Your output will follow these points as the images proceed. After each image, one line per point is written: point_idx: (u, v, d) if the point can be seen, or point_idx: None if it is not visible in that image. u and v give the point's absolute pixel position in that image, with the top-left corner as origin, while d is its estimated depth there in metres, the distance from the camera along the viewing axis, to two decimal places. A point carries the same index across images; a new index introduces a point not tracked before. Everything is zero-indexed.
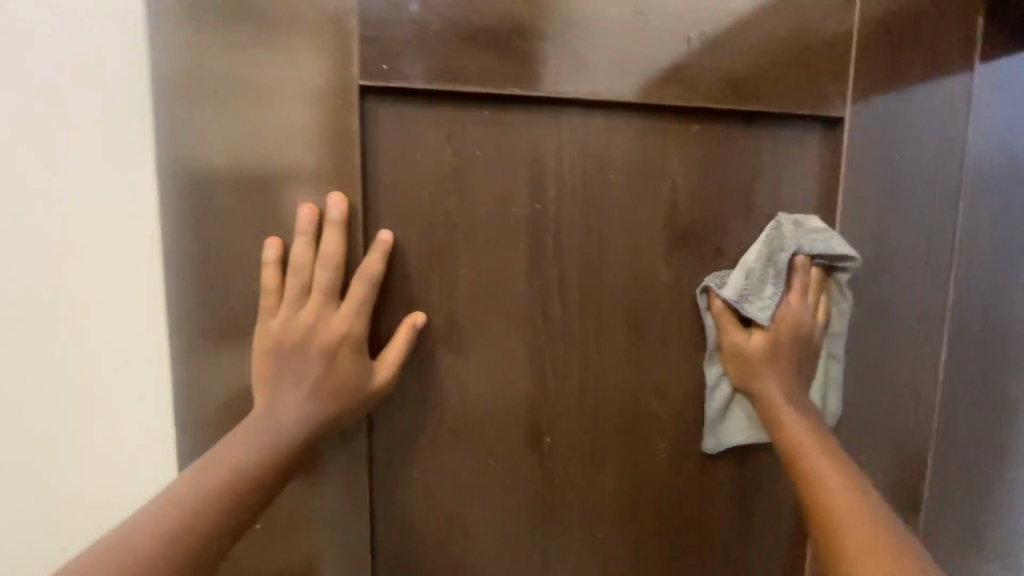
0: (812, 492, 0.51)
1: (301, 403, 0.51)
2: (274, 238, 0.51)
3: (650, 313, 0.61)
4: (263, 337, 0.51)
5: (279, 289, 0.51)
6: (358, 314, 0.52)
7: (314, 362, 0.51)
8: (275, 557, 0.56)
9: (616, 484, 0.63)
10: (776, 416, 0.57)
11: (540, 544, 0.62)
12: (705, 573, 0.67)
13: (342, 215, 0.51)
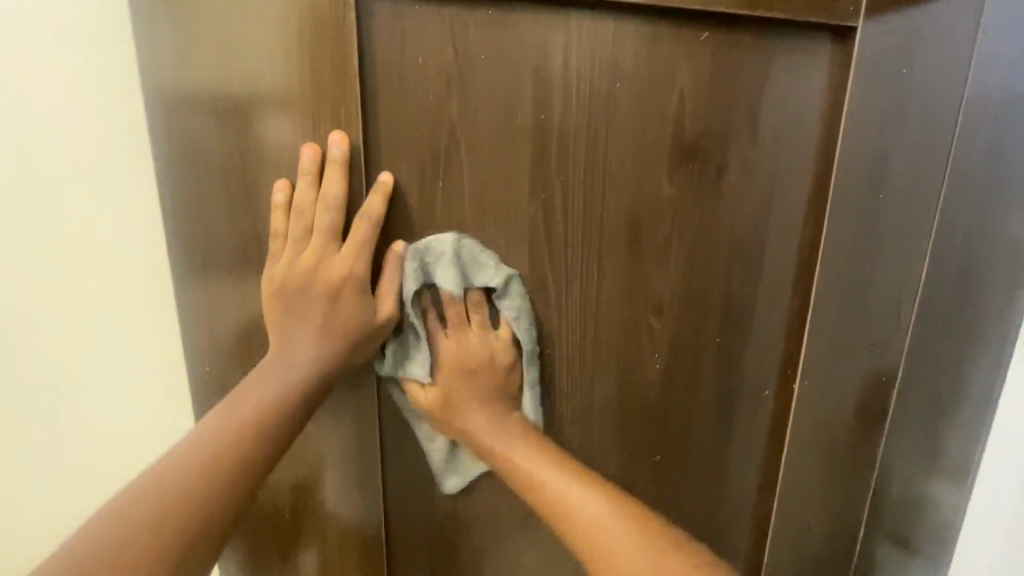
0: (563, 520, 0.54)
1: (311, 344, 0.55)
2: (283, 180, 0.55)
3: (648, 232, 0.61)
4: (271, 279, 0.56)
5: (286, 230, 0.55)
6: (357, 254, 0.55)
7: (316, 300, 0.55)
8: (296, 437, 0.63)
9: (608, 392, 0.67)
10: (494, 454, 0.59)
11: None
12: (687, 473, 0.72)
13: (343, 153, 0.52)
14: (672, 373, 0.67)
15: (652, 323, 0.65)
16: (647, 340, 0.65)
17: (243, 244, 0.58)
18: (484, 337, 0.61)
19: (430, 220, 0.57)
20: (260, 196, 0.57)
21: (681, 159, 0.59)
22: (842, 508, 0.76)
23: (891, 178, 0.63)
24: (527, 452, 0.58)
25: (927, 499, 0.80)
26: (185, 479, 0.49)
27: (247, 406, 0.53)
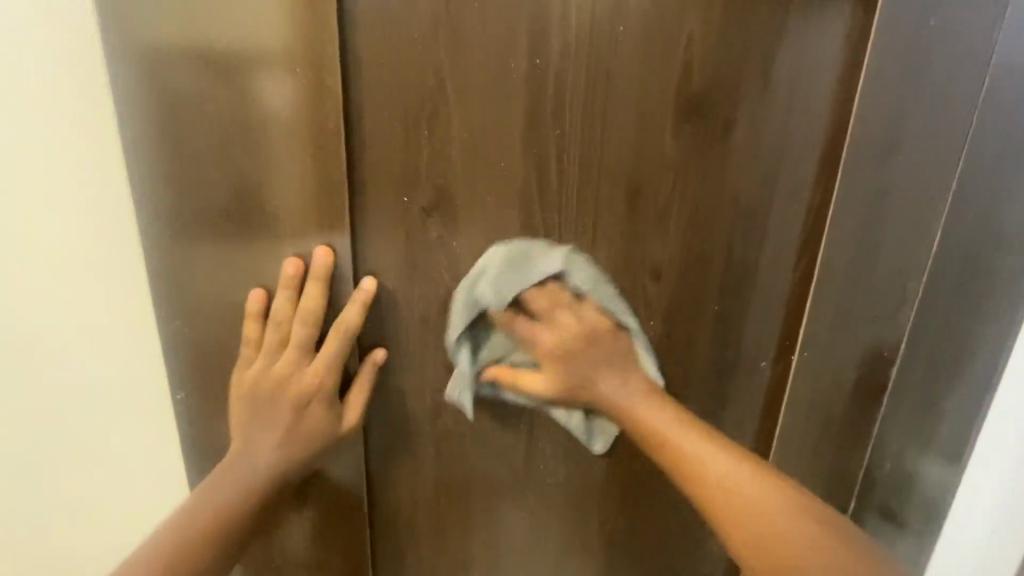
0: (709, 497, 0.51)
1: (277, 449, 0.54)
2: (258, 289, 0.54)
3: (648, 195, 0.58)
4: (244, 378, 0.55)
5: (259, 339, 0.55)
6: (330, 364, 0.54)
7: (287, 410, 0.54)
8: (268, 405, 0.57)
9: None
10: (617, 408, 0.56)
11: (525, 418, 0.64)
12: None
13: (326, 270, 0.52)
14: (668, 344, 0.66)
15: (650, 290, 0.62)
16: (644, 308, 0.63)
17: (208, 213, 0.53)
18: None
19: (414, 174, 0.53)
20: (226, 162, 0.52)
21: (686, 118, 0.56)
22: (833, 484, 0.75)
23: (907, 142, 0.59)
24: (670, 423, 0.54)
25: (918, 478, 0.77)
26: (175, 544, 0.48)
27: (224, 486, 0.53)
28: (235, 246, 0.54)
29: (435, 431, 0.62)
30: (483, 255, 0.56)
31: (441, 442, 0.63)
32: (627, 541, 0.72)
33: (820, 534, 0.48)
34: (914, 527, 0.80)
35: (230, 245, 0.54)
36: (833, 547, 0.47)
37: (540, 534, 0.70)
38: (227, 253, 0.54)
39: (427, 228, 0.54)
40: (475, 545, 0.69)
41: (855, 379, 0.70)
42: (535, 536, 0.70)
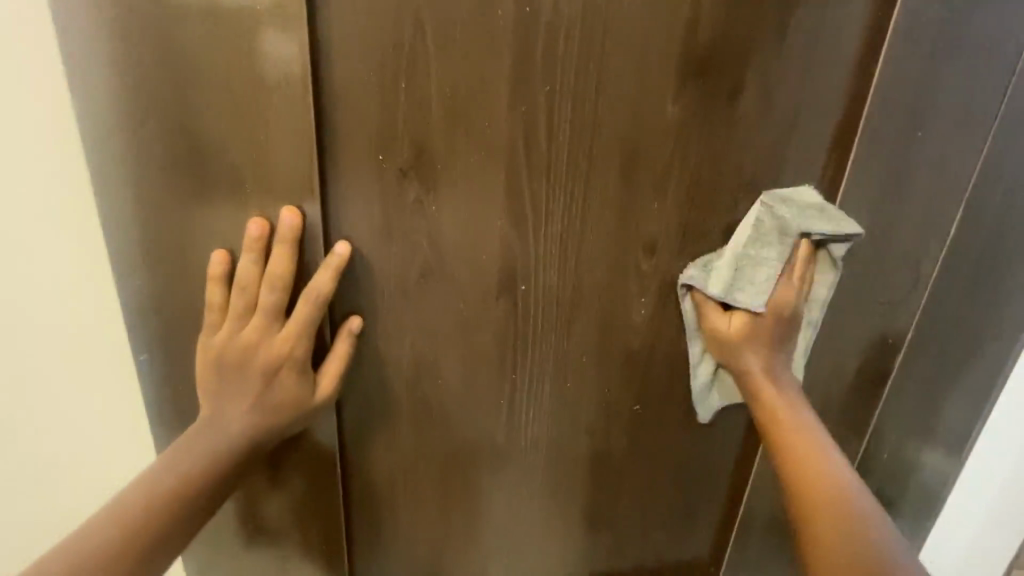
0: (792, 474, 0.53)
1: (248, 417, 0.51)
2: (220, 251, 0.49)
3: (645, 162, 0.54)
4: (206, 347, 0.51)
5: (224, 305, 0.50)
6: (303, 333, 0.51)
7: (253, 380, 0.51)
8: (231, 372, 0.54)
9: (588, 339, 0.61)
10: (746, 383, 0.59)
11: (508, 391, 0.62)
12: (667, 426, 0.69)
13: (296, 231, 0.48)
14: (660, 322, 0.62)
15: (643, 265, 0.59)
16: (635, 284, 0.60)
17: (163, 170, 0.47)
18: (457, 270, 0.55)
19: (392, 130, 0.49)
20: (186, 117, 0.46)
21: (690, 80, 0.51)
22: None
23: (934, 113, 0.54)
24: (788, 408, 0.57)
25: (907, 472, 0.75)
26: (143, 510, 0.46)
27: (199, 451, 0.50)
28: (193, 207, 0.49)
29: (413, 403, 0.60)
30: (465, 220, 0.53)
31: (420, 414, 0.61)
32: (606, 511, 0.73)
33: (882, 525, 0.48)
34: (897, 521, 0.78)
35: (185, 207, 0.49)
36: (886, 537, 0.47)
37: (520, 508, 0.69)
38: (184, 212, 0.49)
39: (405, 190, 0.51)
40: (454, 518, 0.68)
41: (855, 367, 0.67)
42: (515, 510, 0.69)
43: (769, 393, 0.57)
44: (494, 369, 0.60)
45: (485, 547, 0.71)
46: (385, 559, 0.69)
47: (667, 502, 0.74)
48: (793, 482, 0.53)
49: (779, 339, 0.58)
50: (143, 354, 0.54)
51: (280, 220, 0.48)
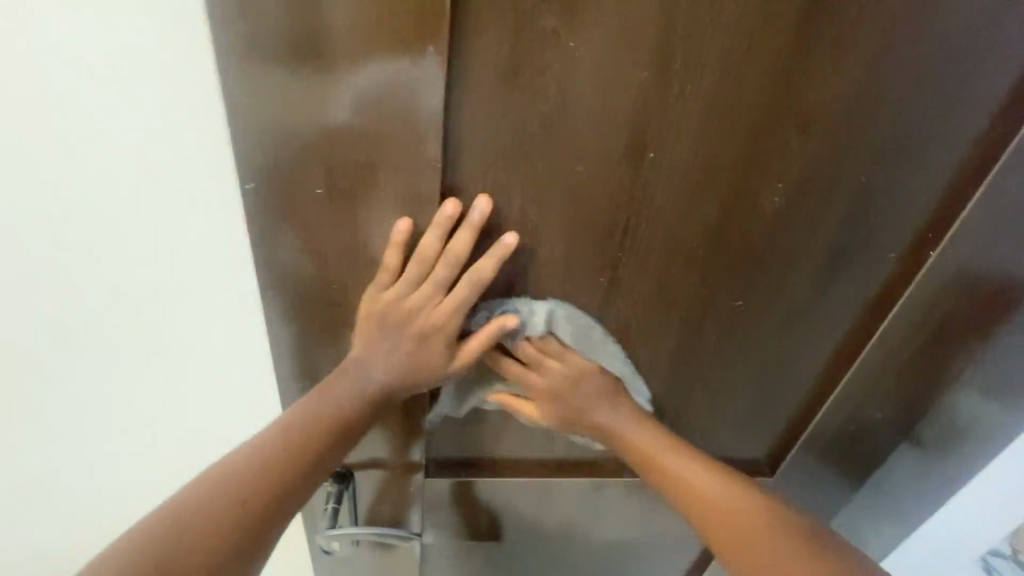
0: (679, 490, 0.62)
1: (393, 359, 0.57)
2: (405, 219, 0.50)
3: (826, 17, 0.47)
4: (371, 299, 0.55)
5: (397, 267, 0.53)
6: (462, 308, 0.55)
7: (410, 333, 0.56)
8: (340, 223, 0.51)
9: (705, 221, 0.57)
10: (609, 429, 0.65)
11: (610, 267, 0.58)
12: (764, 322, 0.67)
13: (482, 222, 0.51)
14: (789, 210, 0.57)
15: (791, 143, 0.53)
16: (780, 166, 0.54)
17: None
18: (582, 124, 0.49)
19: None
20: None
21: None
22: (918, 390, 0.71)
23: None
24: (625, 424, 0.64)
25: (993, 394, 0.73)
26: (198, 518, 0.50)
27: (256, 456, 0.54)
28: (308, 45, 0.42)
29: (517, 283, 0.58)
30: (603, 63, 0.46)
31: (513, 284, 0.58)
32: (677, 401, 0.73)
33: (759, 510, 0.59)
34: (959, 441, 0.78)
35: (290, 28, 0.42)
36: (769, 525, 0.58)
37: None
38: (313, 55, 0.43)
39: (540, 22, 0.44)
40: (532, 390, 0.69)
41: (979, 281, 0.63)
42: None
43: (636, 434, 0.64)
44: (600, 241, 0.56)
45: (553, 420, 0.73)
46: (458, 417, 0.72)
47: (738, 398, 0.74)
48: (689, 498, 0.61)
49: (857, 259, 0.63)
50: (248, 184, 0.48)
51: (473, 206, 0.51)
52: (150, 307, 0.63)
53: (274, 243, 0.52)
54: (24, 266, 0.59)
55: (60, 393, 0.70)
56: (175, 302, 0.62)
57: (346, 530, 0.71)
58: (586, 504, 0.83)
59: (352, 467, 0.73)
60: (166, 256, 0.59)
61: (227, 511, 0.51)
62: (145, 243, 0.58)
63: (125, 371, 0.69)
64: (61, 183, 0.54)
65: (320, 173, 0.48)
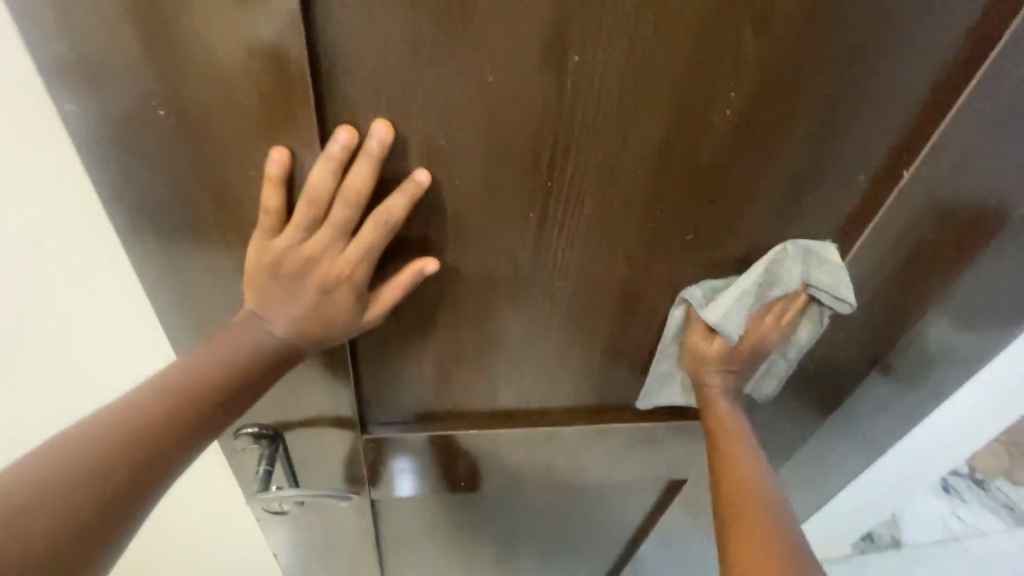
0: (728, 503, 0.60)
1: (292, 316, 0.48)
2: (281, 147, 0.41)
3: None
4: (259, 252, 0.45)
5: (281, 209, 0.43)
6: (369, 255, 0.46)
7: (307, 288, 0.47)
8: (198, 154, 0.41)
9: (648, 142, 0.49)
10: (711, 405, 0.69)
11: (540, 199, 0.51)
12: (721, 259, 0.60)
13: (383, 149, 0.43)
14: (744, 126, 0.50)
15: (745, 42, 0.44)
16: (735, 69, 0.46)
17: None
18: (492, 19, 0.40)
19: None
20: None
21: None
22: (883, 326, 0.67)
23: None
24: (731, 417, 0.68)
25: (964, 323, 0.68)
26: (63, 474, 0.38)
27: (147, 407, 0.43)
28: None
29: (435, 223, 0.50)
30: None
31: (430, 225, 0.50)
32: (629, 344, 0.68)
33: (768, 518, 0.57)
34: (924, 370, 0.75)
35: None
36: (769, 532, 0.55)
37: (538, 336, 0.64)
38: None
39: None
40: (469, 342, 0.63)
41: (952, 206, 0.57)
42: (530, 335, 0.64)
43: (721, 408, 0.69)
44: (525, 167, 0.48)
45: (495, 369, 0.68)
46: (390, 372, 0.65)
47: None
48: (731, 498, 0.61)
49: (825, 183, 0.56)
50: (68, 104, 0.38)
51: (369, 131, 0.42)
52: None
53: (121, 181, 0.42)
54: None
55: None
56: (24, 278, 0.53)
57: (276, 495, 0.66)
58: (541, 452, 0.79)
59: (281, 428, 0.67)
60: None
61: (101, 473, 0.39)
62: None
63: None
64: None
65: (157, 87, 0.38)
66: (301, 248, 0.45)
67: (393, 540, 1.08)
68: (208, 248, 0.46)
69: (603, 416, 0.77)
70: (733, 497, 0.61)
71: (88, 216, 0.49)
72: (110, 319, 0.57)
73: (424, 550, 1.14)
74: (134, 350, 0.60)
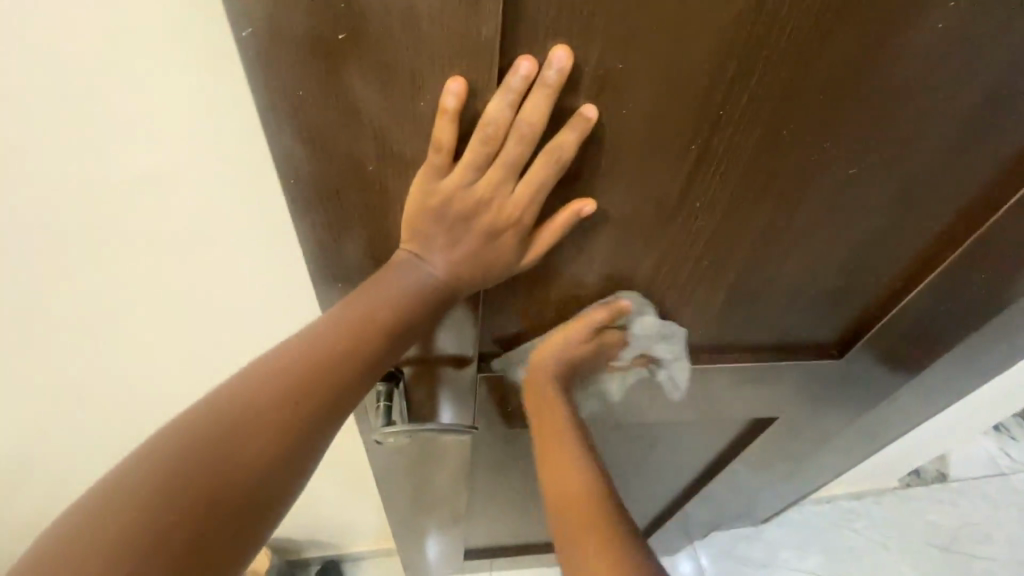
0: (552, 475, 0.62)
1: (452, 261, 0.49)
2: (456, 79, 0.38)
3: None
4: (427, 196, 0.44)
5: (451, 147, 0.41)
6: (535, 198, 0.45)
7: (474, 231, 0.48)
8: (372, 89, 0.39)
9: (830, 64, 0.45)
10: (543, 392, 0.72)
11: (704, 133, 0.47)
12: (872, 190, 0.57)
13: (560, 80, 0.39)
14: (944, 41, 0.46)
15: None
16: None
17: None
18: None
19: None
20: None
21: None
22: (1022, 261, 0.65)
23: None
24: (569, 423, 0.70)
25: None
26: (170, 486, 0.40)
27: (250, 408, 0.44)
28: None
29: (593, 160, 0.47)
30: None
31: (589, 160, 0.47)
32: (750, 286, 0.67)
33: (597, 509, 0.55)
34: None
35: None
36: (592, 519, 0.54)
37: (665, 276, 0.62)
38: None
39: None
40: (596, 283, 0.62)
41: None
42: (657, 278, 0.63)
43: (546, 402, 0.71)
44: (698, 96, 0.45)
45: (615, 311, 0.67)
46: (512, 313, 0.65)
47: (821, 279, 0.68)
48: (551, 480, 0.62)
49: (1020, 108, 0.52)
50: (245, 32, 0.35)
51: (546, 61, 0.39)
52: (164, 228, 0.60)
53: (287, 118, 0.40)
54: (9, 178, 0.53)
55: (87, 316, 0.69)
56: (209, 247, 0.62)
57: (399, 428, 0.68)
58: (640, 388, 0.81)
59: (401, 365, 0.69)
60: (175, 171, 0.54)
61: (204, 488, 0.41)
62: (149, 160, 0.53)
63: (150, 292, 0.67)
64: (41, 84, 0.47)
65: (339, 8, 0.35)
66: (470, 190, 0.45)
67: (475, 464, 1.14)
68: (369, 190, 0.45)
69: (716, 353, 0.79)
70: (580, 515, 0.55)
71: (269, 206, 0.59)
72: (273, 290, 0.69)
73: (501, 474, 1.21)
74: (290, 311, 0.72)
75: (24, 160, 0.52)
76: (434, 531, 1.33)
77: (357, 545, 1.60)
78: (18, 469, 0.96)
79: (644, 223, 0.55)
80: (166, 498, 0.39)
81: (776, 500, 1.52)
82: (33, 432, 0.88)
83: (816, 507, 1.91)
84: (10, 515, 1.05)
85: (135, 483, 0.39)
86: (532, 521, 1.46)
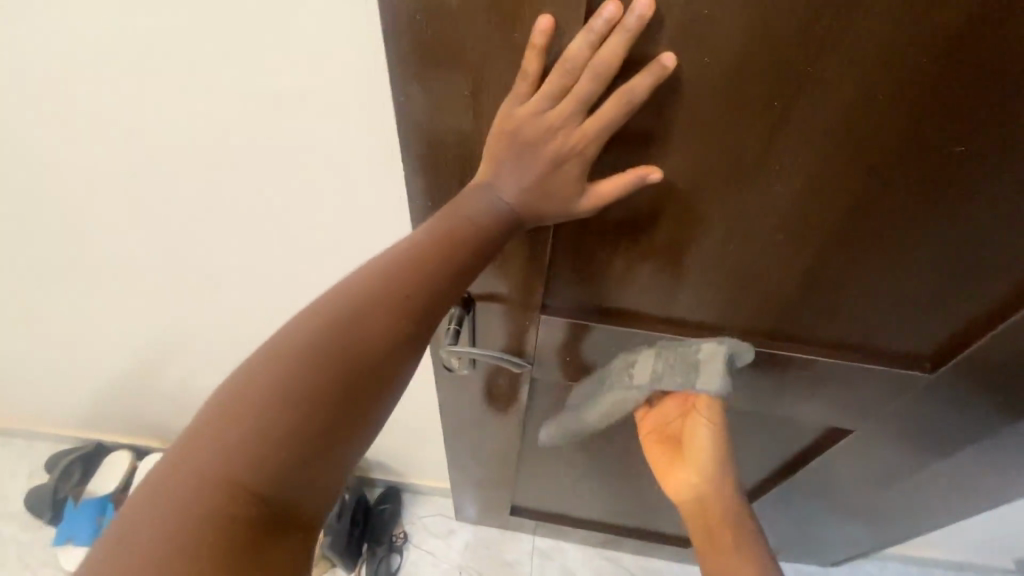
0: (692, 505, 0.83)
1: (518, 189, 0.55)
2: (548, 16, 0.43)
3: None
4: (505, 119, 0.50)
5: (535, 75, 0.47)
6: (599, 136, 0.50)
7: (540, 162, 0.53)
8: (473, 21, 0.45)
9: (935, 33, 0.43)
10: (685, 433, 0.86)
11: (784, 94, 0.48)
12: (986, 179, 0.53)
13: (643, 24, 0.42)
14: None
15: None
16: None
17: None
18: None
19: None
20: None
21: None
22: None
23: None
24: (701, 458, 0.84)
25: None
26: (257, 433, 0.44)
27: (319, 354, 0.48)
28: None
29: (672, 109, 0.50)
30: None
31: (664, 106, 0.50)
32: (831, 271, 0.64)
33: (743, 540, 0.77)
34: None
35: None
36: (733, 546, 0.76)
37: (736, 246, 0.63)
38: None
39: None
40: (665, 241, 0.64)
41: None
42: (727, 245, 0.63)
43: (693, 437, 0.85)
44: (781, 53, 0.45)
45: (682, 276, 0.68)
46: (582, 268, 0.70)
47: (916, 276, 0.64)
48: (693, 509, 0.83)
49: None
50: None
51: (631, 5, 0.42)
52: (298, 144, 0.72)
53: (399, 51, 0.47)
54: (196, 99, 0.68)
55: (236, 217, 0.86)
56: (334, 170, 0.75)
57: (467, 350, 0.77)
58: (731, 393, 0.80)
59: (474, 296, 0.76)
60: (313, 102, 0.66)
61: (289, 428, 0.45)
62: (294, 92, 0.65)
63: (284, 201, 0.81)
64: (222, 27, 0.60)
65: None
66: (544, 119, 0.49)
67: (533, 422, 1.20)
68: (460, 111, 0.51)
69: (788, 341, 0.77)
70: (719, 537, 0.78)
71: (385, 134, 0.69)
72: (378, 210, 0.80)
73: (556, 438, 1.26)
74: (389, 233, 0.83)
75: (205, 86, 0.66)
76: (487, 479, 1.42)
77: (420, 478, 1.75)
78: (174, 338, 1.21)
79: (719, 183, 0.56)
80: (259, 443, 0.44)
81: (852, 541, 1.39)
82: (188, 308, 1.11)
83: (902, 567, 1.72)
84: (169, 374, 1.33)
85: (224, 434, 0.44)
86: (582, 494, 1.49)
